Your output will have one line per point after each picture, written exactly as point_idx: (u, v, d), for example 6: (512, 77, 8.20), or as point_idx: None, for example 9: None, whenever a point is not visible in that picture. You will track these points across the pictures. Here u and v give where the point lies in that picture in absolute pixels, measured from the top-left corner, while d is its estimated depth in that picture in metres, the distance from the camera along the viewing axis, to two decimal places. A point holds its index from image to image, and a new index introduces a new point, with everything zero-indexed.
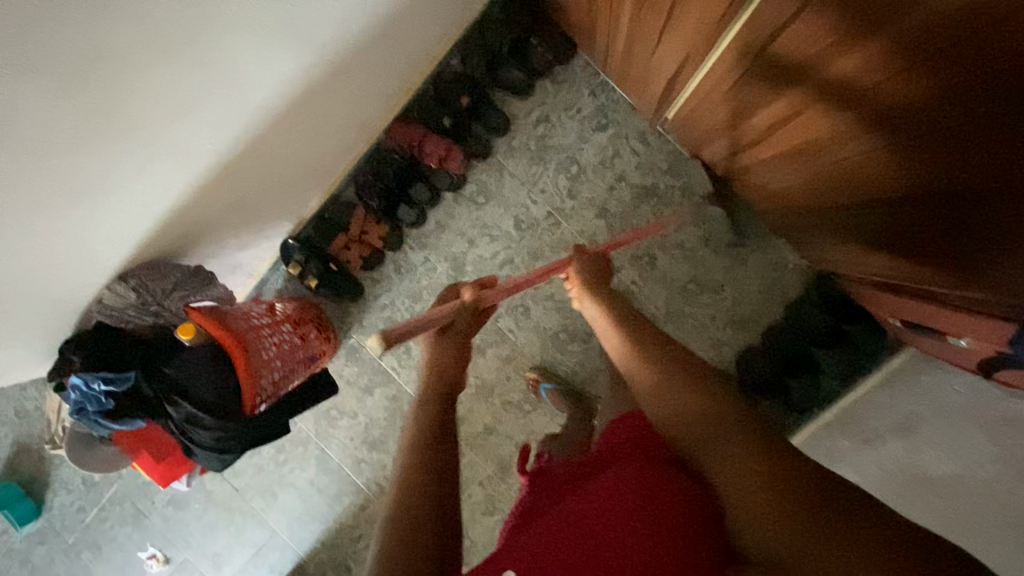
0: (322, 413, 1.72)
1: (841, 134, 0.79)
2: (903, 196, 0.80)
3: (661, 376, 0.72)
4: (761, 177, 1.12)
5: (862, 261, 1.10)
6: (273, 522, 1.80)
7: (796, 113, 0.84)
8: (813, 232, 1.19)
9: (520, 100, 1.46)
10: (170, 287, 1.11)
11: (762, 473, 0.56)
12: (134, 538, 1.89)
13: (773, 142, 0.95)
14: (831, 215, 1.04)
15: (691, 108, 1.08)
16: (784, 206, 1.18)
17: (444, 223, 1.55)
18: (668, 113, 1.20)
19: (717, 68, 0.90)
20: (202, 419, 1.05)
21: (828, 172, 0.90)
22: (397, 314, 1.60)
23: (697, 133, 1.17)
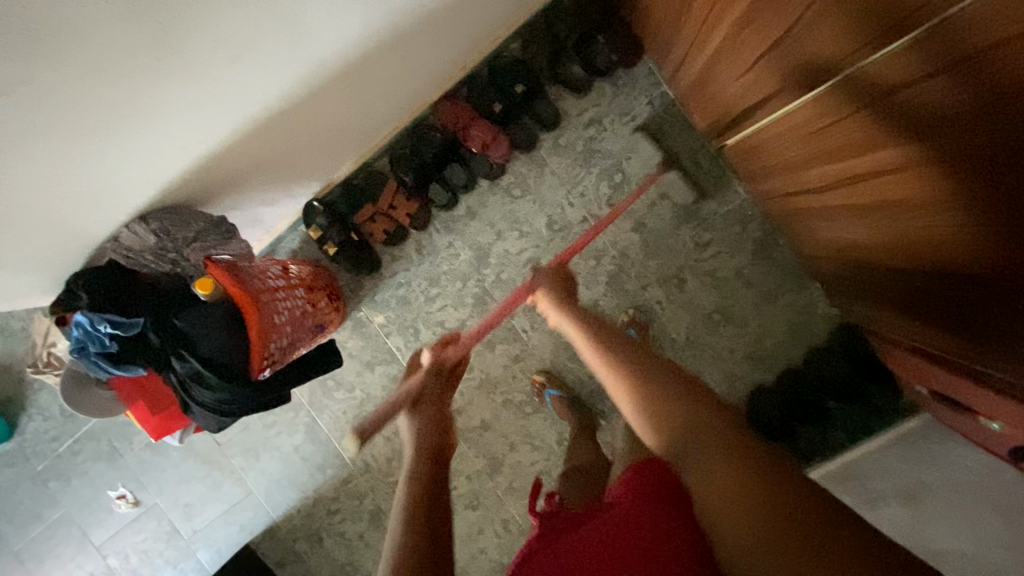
0: (318, 381, 1.68)
1: (927, 205, 0.74)
2: (973, 275, 0.76)
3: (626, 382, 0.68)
4: (820, 221, 1.07)
5: (901, 323, 1.07)
6: (250, 481, 1.77)
7: (886, 172, 0.77)
8: (856, 286, 1.15)
9: (575, 97, 1.41)
10: (191, 235, 1.05)
11: (744, 481, 0.53)
12: (105, 476, 1.85)
13: (847, 192, 0.90)
14: (882, 274, 1.01)
15: (763, 139, 1.04)
16: (832, 251, 1.14)
17: (474, 210, 1.51)
18: (733, 138, 1.16)
19: (811, 108, 0.84)
20: (206, 377, 1.01)
21: (900, 234, 0.85)
22: (412, 295, 1.57)
23: (762, 163, 1.13)
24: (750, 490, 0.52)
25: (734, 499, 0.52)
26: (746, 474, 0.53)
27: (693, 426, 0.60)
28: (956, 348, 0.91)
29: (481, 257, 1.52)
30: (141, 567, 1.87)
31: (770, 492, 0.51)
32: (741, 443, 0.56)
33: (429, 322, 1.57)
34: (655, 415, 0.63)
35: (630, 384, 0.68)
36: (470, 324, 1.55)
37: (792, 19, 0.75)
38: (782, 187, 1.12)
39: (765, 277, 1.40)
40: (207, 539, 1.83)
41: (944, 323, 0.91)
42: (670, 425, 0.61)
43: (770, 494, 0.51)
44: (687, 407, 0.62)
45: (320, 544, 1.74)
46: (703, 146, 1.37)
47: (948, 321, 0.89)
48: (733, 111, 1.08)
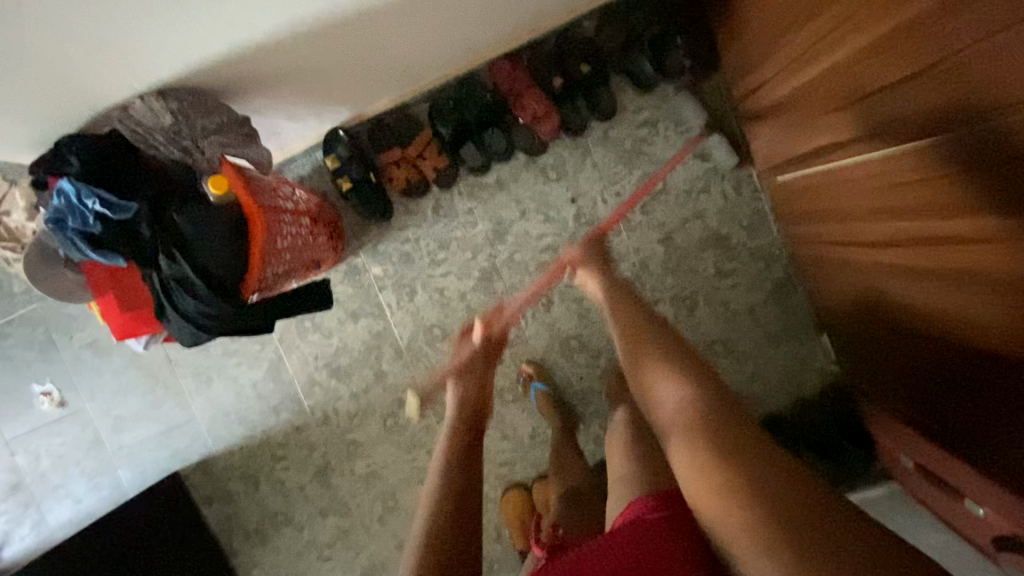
0: (294, 321, 1.56)
1: (986, 280, 0.75)
2: (1012, 356, 0.76)
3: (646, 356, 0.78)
4: (856, 275, 1.07)
5: (903, 393, 1.09)
6: (194, 408, 1.64)
7: (960, 238, 0.76)
8: (867, 347, 1.16)
9: (636, 93, 1.36)
10: (211, 127, 0.94)
11: (710, 457, 0.57)
12: (34, 367, 1.68)
13: (905, 251, 0.89)
14: (901, 345, 1.02)
15: (829, 180, 1.02)
16: (853, 310, 1.15)
17: (504, 182, 1.44)
18: (793, 172, 1.14)
19: (894, 161, 0.82)
20: (194, 286, 0.90)
21: (946, 303, 0.85)
22: (417, 254, 1.48)
23: (814, 206, 1.12)
24: (715, 467, 0.56)
25: (702, 466, 0.57)
26: (723, 450, 0.58)
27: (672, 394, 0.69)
28: (965, 426, 0.92)
29: (500, 232, 1.45)
30: (52, 473, 1.73)
31: (733, 462, 0.56)
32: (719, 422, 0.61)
33: (428, 285, 1.50)
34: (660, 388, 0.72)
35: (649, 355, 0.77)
36: (470, 297, 1.49)
37: (910, 70, 0.72)
38: (825, 236, 1.12)
39: (775, 320, 1.39)
40: (131, 458, 1.69)
41: (953, 403, 0.93)
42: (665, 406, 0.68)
43: (734, 464, 0.55)
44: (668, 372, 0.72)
45: (256, 488, 1.64)
46: (750, 176, 1.35)
47: (958, 403, 0.92)
48: (812, 147, 1.03)
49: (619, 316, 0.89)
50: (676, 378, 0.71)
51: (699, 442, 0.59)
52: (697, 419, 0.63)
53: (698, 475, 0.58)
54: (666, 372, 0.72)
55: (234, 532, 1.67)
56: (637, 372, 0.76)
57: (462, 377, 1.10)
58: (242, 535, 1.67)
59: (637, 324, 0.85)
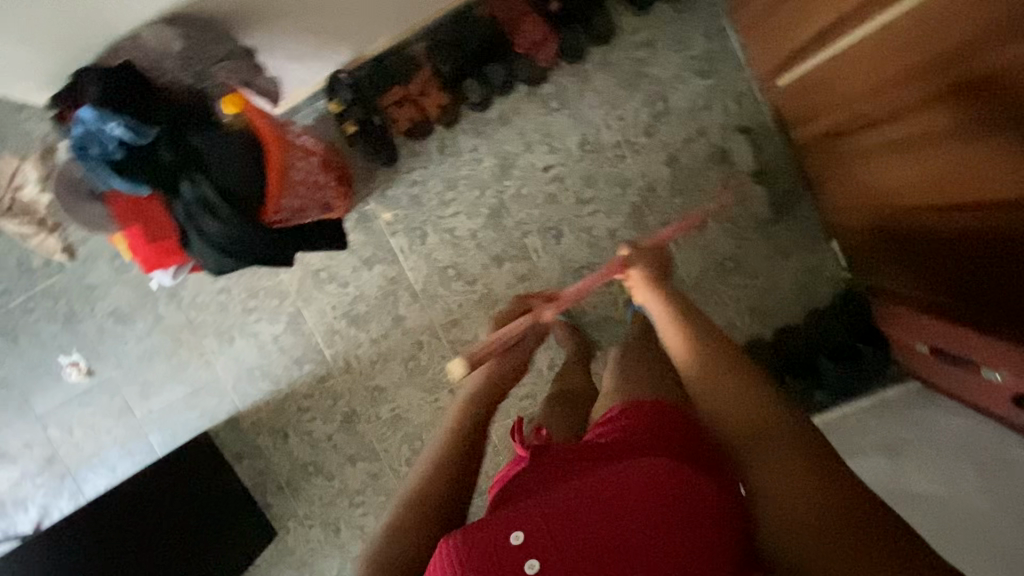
0: (309, 273, 1.59)
1: (983, 124, 0.78)
2: (998, 201, 0.81)
3: (703, 359, 0.71)
4: (854, 167, 1.13)
5: (908, 277, 1.14)
6: (218, 367, 1.68)
7: (938, 92, 0.84)
8: (869, 241, 1.22)
9: (633, 14, 1.36)
10: (221, 54, 0.95)
11: (790, 458, 0.57)
12: (60, 339, 1.72)
13: (895, 124, 0.96)
14: (914, 231, 1.04)
15: (822, 69, 1.07)
16: (865, 208, 1.17)
17: (506, 116, 1.45)
18: (793, 70, 1.17)
19: (879, 33, 0.90)
20: (216, 207, 0.93)
21: (931, 167, 0.91)
22: (426, 196, 1.50)
23: (815, 102, 1.15)
24: (797, 472, 0.55)
25: (784, 467, 0.56)
26: (806, 461, 0.56)
27: (711, 389, 0.67)
28: (969, 290, 0.97)
29: (505, 166, 1.47)
30: (86, 442, 1.77)
31: (818, 477, 0.54)
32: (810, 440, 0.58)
33: (438, 227, 1.52)
34: (727, 385, 0.66)
35: (705, 361, 0.70)
36: (480, 236, 1.51)
37: None
38: (836, 130, 1.13)
39: (784, 232, 1.41)
40: (161, 422, 1.74)
41: (970, 274, 0.95)
42: (731, 405, 0.64)
43: (821, 480, 0.54)
44: (716, 375, 0.67)
45: (285, 441, 1.69)
46: (751, 90, 1.36)
47: (975, 274, 0.94)
48: (813, 34, 1.05)
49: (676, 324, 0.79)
50: (743, 389, 0.64)
51: (782, 451, 0.57)
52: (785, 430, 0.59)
53: (777, 478, 0.56)
54: (723, 382, 0.66)
55: (268, 485, 1.72)
56: (708, 386, 0.67)
57: (504, 358, 1.13)
58: (275, 488, 1.72)
59: (693, 324, 0.78)
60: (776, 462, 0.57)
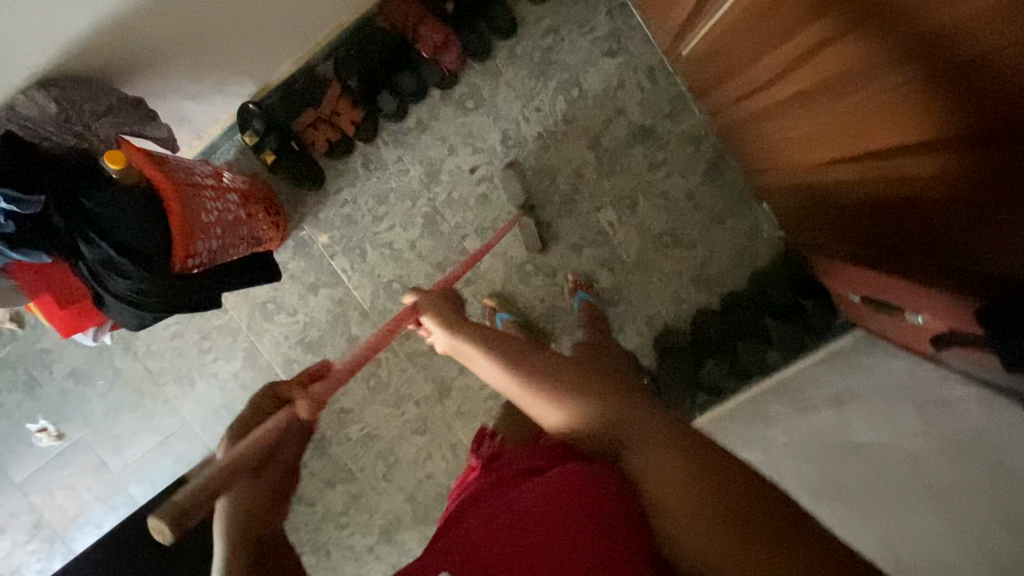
0: (257, 307, 1.59)
1: (891, 59, 0.72)
2: (907, 148, 0.80)
3: (559, 396, 0.68)
4: (765, 126, 1.11)
5: (832, 228, 1.13)
6: (185, 411, 1.68)
7: (828, 43, 0.81)
8: (792, 196, 1.20)
9: (533, 4, 1.36)
10: (102, 109, 0.94)
11: (675, 465, 0.56)
12: (23, 407, 1.71)
13: (794, 80, 0.93)
14: (835, 182, 1.01)
15: (718, 33, 1.05)
16: (786, 164, 1.13)
17: (425, 123, 1.44)
18: (690, 39, 1.16)
19: None
20: (120, 265, 0.93)
21: (836, 120, 0.89)
22: (358, 214, 1.50)
23: (716, 68, 1.14)
24: (685, 478, 0.55)
25: (676, 474, 0.56)
26: (694, 462, 0.55)
27: (565, 406, 0.67)
28: (893, 238, 0.96)
29: (433, 173, 1.46)
30: (67, 505, 1.75)
31: (709, 476, 0.54)
32: (692, 440, 0.58)
33: (376, 243, 1.51)
34: (594, 411, 0.65)
35: (560, 396, 0.68)
36: (419, 245, 1.50)
37: None
38: (745, 86, 1.09)
39: (715, 199, 1.41)
40: (138, 473, 1.74)
41: (896, 221, 0.93)
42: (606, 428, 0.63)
43: (712, 479, 0.53)
44: (586, 409, 0.65)
45: None
46: (660, 63, 1.36)
47: (902, 220, 0.91)
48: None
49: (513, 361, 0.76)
50: (618, 409, 0.64)
51: (672, 459, 0.57)
52: (663, 436, 0.59)
53: (673, 494, 0.55)
54: (586, 408, 0.65)
55: None
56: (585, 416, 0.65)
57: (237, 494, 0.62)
58: None
59: (526, 355, 0.75)
60: (667, 472, 0.56)
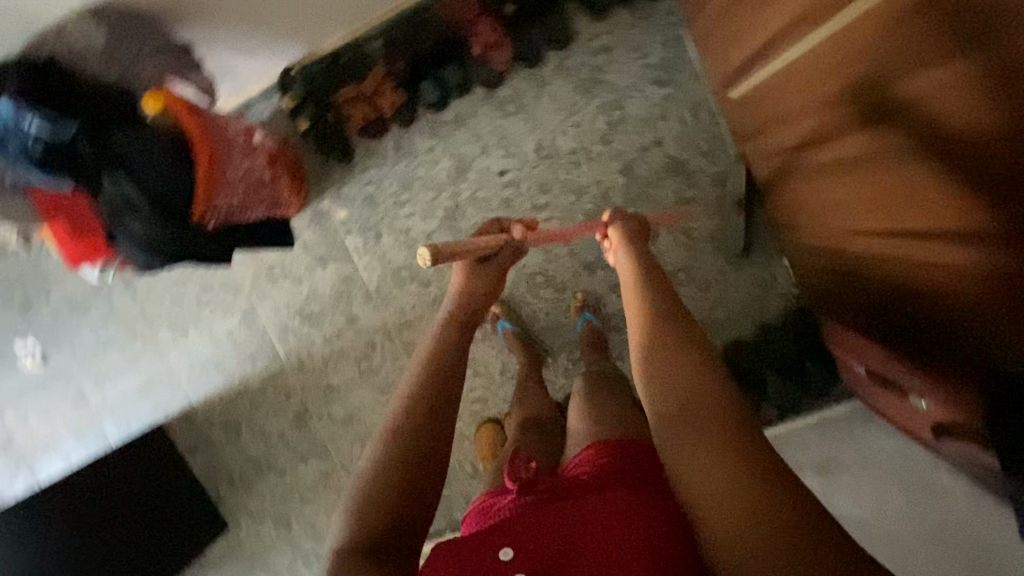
0: (263, 270, 1.59)
1: (929, 143, 0.74)
2: (933, 233, 0.80)
3: (662, 355, 0.65)
4: (796, 184, 1.11)
5: (845, 297, 1.14)
6: (173, 359, 1.67)
7: (873, 118, 0.83)
8: (811, 256, 1.21)
9: (591, 20, 1.35)
10: (149, 51, 0.94)
11: (716, 459, 0.53)
12: (15, 326, 1.70)
13: (832, 145, 0.94)
14: (862, 254, 1.00)
15: (768, 85, 1.05)
16: (815, 227, 1.12)
17: (463, 118, 1.43)
18: (738, 86, 1.16)
19: (817, 52, 0.89)
20: (138, 207, 0.93)
21: (866, 191, 0.90)
22: (381, 196, 1.49)
23: (759, 118, 1.14)
24: (723, 472, 0.51)
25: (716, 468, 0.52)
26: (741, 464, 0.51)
27: (640, 338, 0.70)
28: (905, 319, 0.96)
29: (461, 169, 1.45)
30: (43, 431, 1.75)
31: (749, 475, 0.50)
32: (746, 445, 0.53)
33: (393, 227, 1.50)
34: (686, 380, 0.61)
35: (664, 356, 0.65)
36: (435, 238, 1.49)
37: None
38: (788, 142, 1.07)
39: (737, 245, 1.40)
40: (115, 412, 1.73)
41: (916, 304, 0.92)
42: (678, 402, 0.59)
43: (751, 479, 0.50)
44: (681, 376, 0.62)
45: (237, 437, 1.69)
46: (707, 101, 1.35)
47: (923, 306, 0.90)
48: (757, 49, 1.03)
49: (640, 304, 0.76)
50: (699, 384, 0.60)
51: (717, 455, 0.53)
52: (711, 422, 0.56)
53: (710, 479, 0.52)
54: (677, 378, 0.62)
55: (220, 478, 1.72)
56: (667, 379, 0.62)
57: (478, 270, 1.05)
58: (227, 482, 1.72)
59: (653, 310, 0.74)
60: (708, 462, 0.53)
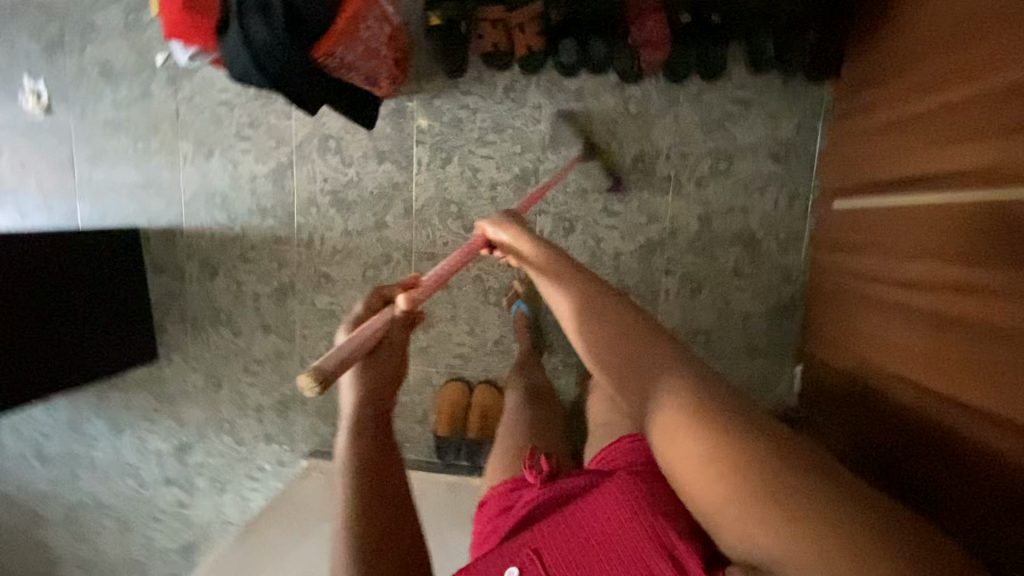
0: (318, 135, 1.49)
1: (1003, 332, 0.70)
2: (957, 409, 0.77)
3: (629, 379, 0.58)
4: (858, 309, 1.13)
5: (840, 420, 1.13)
6: (181, 174, 1.56)
7: (973, 287, 0.79)
8: (829, 373, 1.23)
9: (746, 69, 1.34)
10: None
11: (721, 481, 0.47)
12: (36, 61, 1.56)
13: (923, 292, 0.91)
14: (893, 404, 0.94)
15: (879, 213, 1.09)
16: (866, 366, 1.07)
17: (584, 93, 1.39)
18: (851, 201, 1.21)
19: (955, 203, 0.85)
20: (272, 9, 0.89)
21: (928, 345, 0.87)
22: (468, 124, 1.44)
23: (852, 237, 1.18)
24: (729, 484, 0.46)
25: (724, 485, 0.47)
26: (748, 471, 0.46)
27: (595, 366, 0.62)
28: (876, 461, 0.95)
29: (557, 139, 1.41)
30: (9, 172, 1.62)
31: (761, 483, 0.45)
32: (751, 446, 0.47)
33: (465, 160, 1.45)
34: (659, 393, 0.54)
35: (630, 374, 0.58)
36: (499, 190, 1.45)
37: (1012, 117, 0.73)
38: (885, 275, 1.04)
39: (762, 335, 1.44)
40: (97, 195, 1.60)
41: (912, 471, 0.85)
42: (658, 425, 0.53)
43: (762, 488, 0.45)
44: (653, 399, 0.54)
45: (210, 280, 1.60)
46: (807, 196, 1.37)
47: (917, 477, 0.84)
48: (889, 176, 1.07)
49: (569, 313, 0.66)
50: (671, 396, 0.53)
51: (728, 482, 0.46)
52: (707, 435, 0.49)
53: (726, 506, 0.47)
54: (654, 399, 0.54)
55: (173, 310, 1.64)
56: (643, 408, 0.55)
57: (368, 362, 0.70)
58: (178, 317, 1.64)
59: (589, 313, 0.64)
60: (718, 490, 0.47)
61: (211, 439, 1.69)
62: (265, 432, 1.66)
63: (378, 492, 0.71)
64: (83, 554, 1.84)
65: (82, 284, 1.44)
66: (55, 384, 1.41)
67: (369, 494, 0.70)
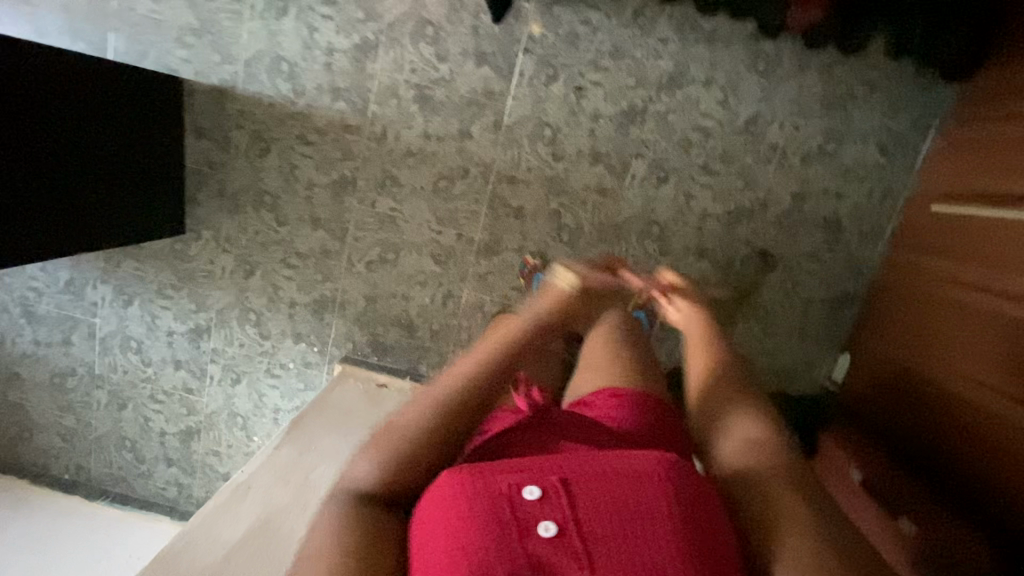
0: (415, 17, 1.33)
1: None
2: None
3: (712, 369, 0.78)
4: (935, 310, 1.16)
5: (898, 415, 1.19)
6: (245, 27, 1.36)
7: None
8: (887, 368, 1.26)
9: (883, 51, 1.29)
10: None
11: (769, 483, 0.60)
12: None
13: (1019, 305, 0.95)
14: (971, 409, 0.99)
15: (981, 222, 1.10)
16: (953, 371, 1.06)
17: (715, 38, 1.31)
18: (949, 204, 1.22)
19: None
20: None
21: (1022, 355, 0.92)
22: (584, 43, 1.32)
23: (944, 241, 1.20)
24: (775, 477, 0.60)
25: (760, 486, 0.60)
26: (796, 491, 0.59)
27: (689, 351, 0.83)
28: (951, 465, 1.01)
29: (674, 81, 1.33)
30: None
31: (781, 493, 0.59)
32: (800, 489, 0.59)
33: (571, 82, 1.34)
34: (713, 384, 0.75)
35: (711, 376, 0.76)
36: (600, 122, 1.36)
37: None
38: (995, 285, 1.02)
39: (818, 320, 1.47)
40: (136, 30, 1.38)
41: (983, 479, 0.94)
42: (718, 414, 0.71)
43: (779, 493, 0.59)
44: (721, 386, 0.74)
45: (259, 156, 1.44)
46: (900, 194, 1.38)
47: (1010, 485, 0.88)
48: (1003, 188, 1.08)
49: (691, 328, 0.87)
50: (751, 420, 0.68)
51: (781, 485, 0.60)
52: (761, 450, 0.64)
53: (750, 497, 0.60)
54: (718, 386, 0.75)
55: (211, 181, 1.47)
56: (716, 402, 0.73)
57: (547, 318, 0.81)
58: (214, 190, 1.48)
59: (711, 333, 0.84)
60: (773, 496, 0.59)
61: (232, 327, 1.58)
62: (294, 330, 1.56)
63: (434, 427, 0.60)
64: (65, 424, 1.72)
65: (96, 122, 1.20)
66: (86, 242, 1.25)
67: (458, 396, 0.62)
